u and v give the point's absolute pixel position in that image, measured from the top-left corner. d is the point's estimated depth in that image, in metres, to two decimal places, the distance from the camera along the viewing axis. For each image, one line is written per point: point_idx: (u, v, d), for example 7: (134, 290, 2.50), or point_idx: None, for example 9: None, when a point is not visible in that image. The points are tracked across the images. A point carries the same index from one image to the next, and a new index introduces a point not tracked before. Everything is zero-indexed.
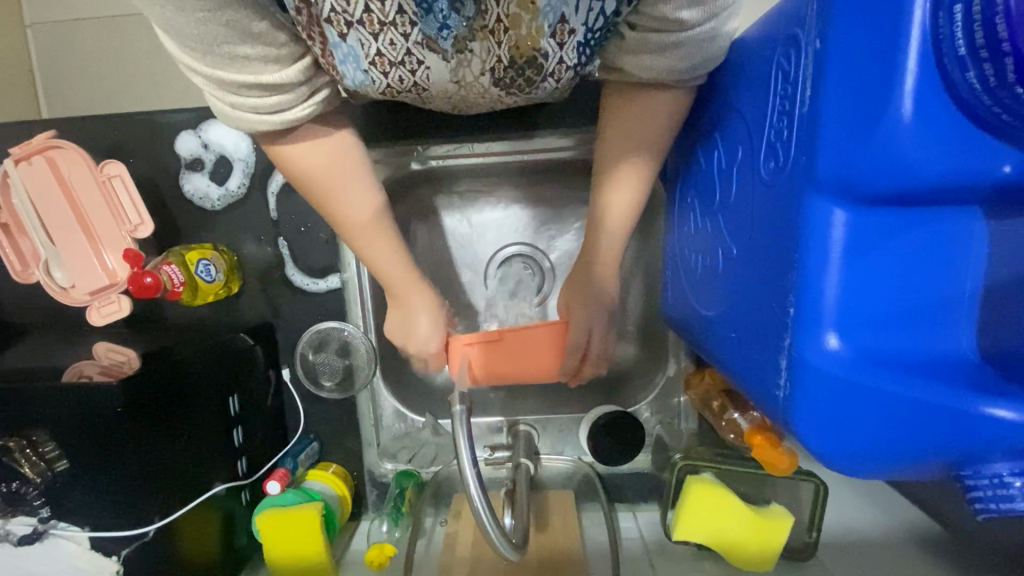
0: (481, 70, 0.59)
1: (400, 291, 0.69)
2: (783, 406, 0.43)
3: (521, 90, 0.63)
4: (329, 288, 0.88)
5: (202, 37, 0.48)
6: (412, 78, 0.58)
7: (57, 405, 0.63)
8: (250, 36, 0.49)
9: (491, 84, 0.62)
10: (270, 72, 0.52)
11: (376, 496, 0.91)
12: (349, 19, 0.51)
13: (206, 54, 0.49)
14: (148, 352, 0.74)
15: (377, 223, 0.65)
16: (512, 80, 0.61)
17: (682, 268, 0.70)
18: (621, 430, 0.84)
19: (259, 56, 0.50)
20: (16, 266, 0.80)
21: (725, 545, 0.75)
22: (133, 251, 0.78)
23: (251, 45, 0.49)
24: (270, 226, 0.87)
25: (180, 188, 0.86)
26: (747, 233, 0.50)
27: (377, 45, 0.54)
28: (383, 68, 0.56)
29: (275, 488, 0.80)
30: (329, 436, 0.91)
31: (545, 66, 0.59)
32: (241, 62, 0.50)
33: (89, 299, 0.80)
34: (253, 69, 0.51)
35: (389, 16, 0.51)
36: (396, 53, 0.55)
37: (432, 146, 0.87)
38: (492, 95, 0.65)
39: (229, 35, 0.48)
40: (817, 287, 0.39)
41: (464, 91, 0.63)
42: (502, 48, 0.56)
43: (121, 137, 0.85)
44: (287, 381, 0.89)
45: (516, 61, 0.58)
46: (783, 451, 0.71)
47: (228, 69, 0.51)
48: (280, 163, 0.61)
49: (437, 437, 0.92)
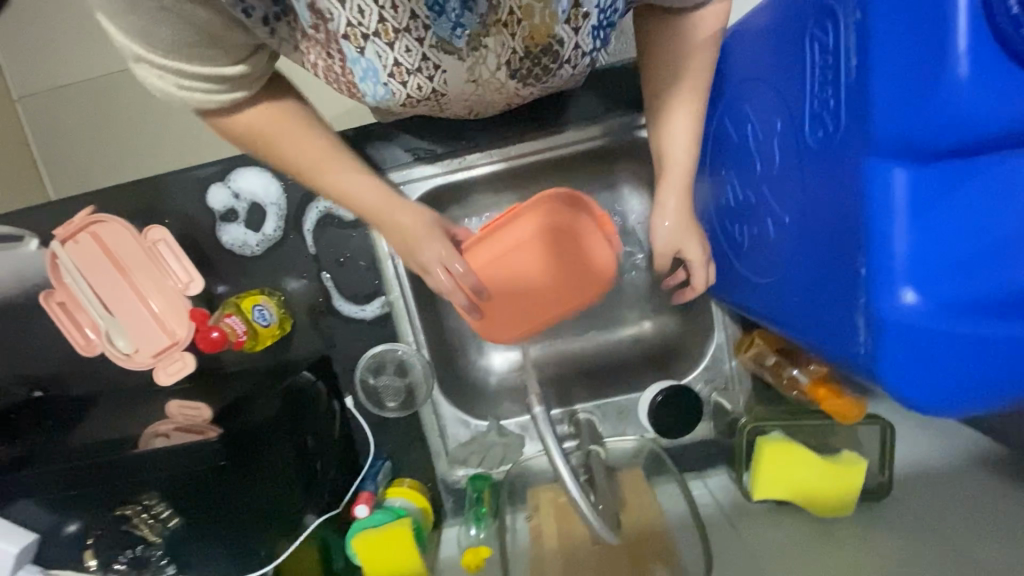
0: (498, 64, 0.66)
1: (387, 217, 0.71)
2: (865, 360, 0.45)
3: (537, 77, 0.71)
4: (374, 314, 0.91)
5: (171, 40, 0.50)
6: (429, 83, 0.64)
7: (161, 470, 0.68)
8: (216, 41, 0.52)
9: (507, 77, 0.69)
10: (230, 68, 0.55)
11: (453, 502, 0.96)
12: (365, 33, 0.55)
13: (170, 53, 0.51)
14: (221, 411, 0.79)
15: (332, 165, 0.67)
16: (529, 69, 0.69)
17: (726, 240, 0.71)
18: (678, 403, 0.88)
19: (221, 54, 0.53)
20: (79, 340, 0.82)
21: (803, 496, 0.78)
22: (198, 311, 0.83)
23: (214, 48, 0.52)
24: (311, 263, 0.89)
25: (217, 240, 0.87)
26: (800, 200, 0.51)
27: (394, 54, 0.58)
28: (401, 77, 0.61)
29: (363, 511, 0.83)
30: (400, 452, 0.95)
31: (560, 52, 0.67)
32: (203, 62, 0.53)
33: (154, 361, 0.83)
34: (214, 65, 0.54)
35: (403, 23, 0.54)
36: (413, 60, 0.59)
37: (453, 159, 0.90)
38: (510, 89, 0.73)
39: (196, 39, 0.51)
40: (886, 245, 0.41)
41: (481, 88, 0.71)
42: (517, 39, 0.62)
43: (149, 200, 0.86)
44: (353, 408, 0.93)
45: (532, 50, 0.65)
46: (847, 399, 0.75)
47: (188, 65, 0.53)
48: (229, 135, 0.63)
49: (504, 437, 0.95)
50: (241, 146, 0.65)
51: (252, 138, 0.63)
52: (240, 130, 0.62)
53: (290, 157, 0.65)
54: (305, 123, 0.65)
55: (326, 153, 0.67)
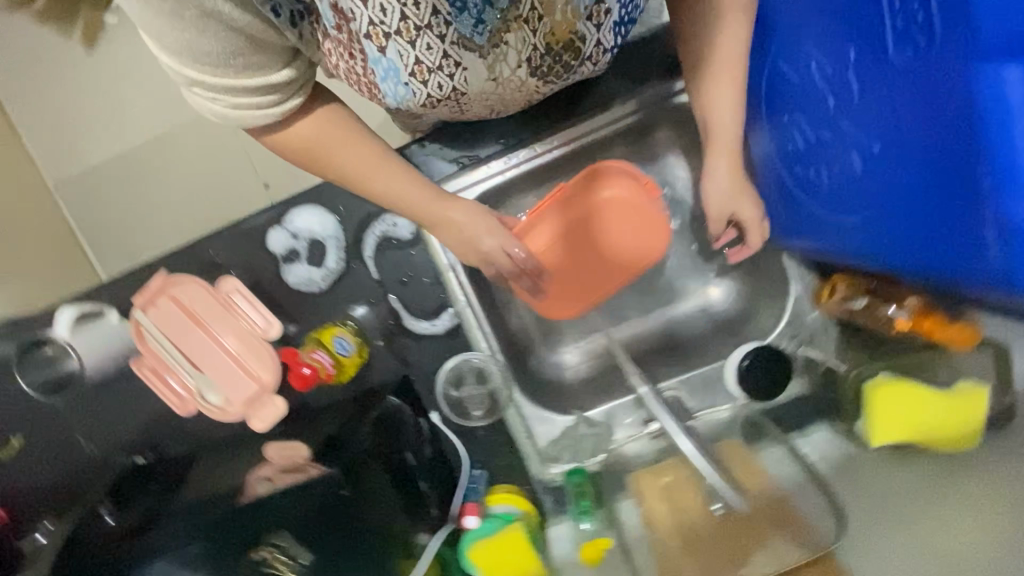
0: (519, 62, 0.70)
1: (435, 216, 0.77)
2: (1000, 273, 0.51)
3: (558, 75, 0.76)
4: (445, 326, 0.92)
5: (219, 52, 0.54)
6: (450, 81, 0.68)
7: (295, 506, 0.70)
8: (258, 47, 0.56)
9: (527, 75, 0.73)
10: (276, 74, 0.59)
11: (553, 501, 0.93)
12: (387, 32, 0.60)
13: (219, 67, 0.55)
14: (321, 450, 0.80)
15: (382, 172, 0.73)
16: (551, 67, 0.74)
17: (798, 184, 0.72)
18: (767, 362, 0.87)
19: (265, 62, 0.57)
20: (174, 400, 0.84)
21: (932, 434, 0.72)
22: (288, 348, 0.87)
23: (258, 55, 0.56)
24: (376, 287, 0.90)
25: (283, 280, 0.89)
26: (913, 126, 0.56)
27: (415, 53, 0.63)
28: (422, 76, 0.66)
29: (473, 520, 0.85)
30: (491, 460, 0.95)
31: (581, 49, 0.73)
32: (251, 71, 0.57)
33: (247, 409, 0.84)
34: (261, 73, 0.58)
35: (425, 20, 0.59)
36: (434, 57, 0.64)
37: (498, 158, 0.89)
38: (530, 88, 0.77)
39: (241, 48, 0.54)
40: (1010, 145, 0.48)
41: (501, 88, 0.74)
42: (538, 36, 0.68)
43: (212, 255, 0.88)
44: (440, 426, 0.93)
45: (553, 48, 0.71)
46: (956, 326, 0.71)
47: (238, 78, 0.57)
48: (280, 147, 0.68)
49: (593, 428, 0.95)
50: (291, 157, 0.70)
51: (307, 151, 0.69)
52: (288, 140, 0.67)
53: (341, 165, 0.70)
54: (354, 132, 0.70)
55: (372, 159, 0.72)
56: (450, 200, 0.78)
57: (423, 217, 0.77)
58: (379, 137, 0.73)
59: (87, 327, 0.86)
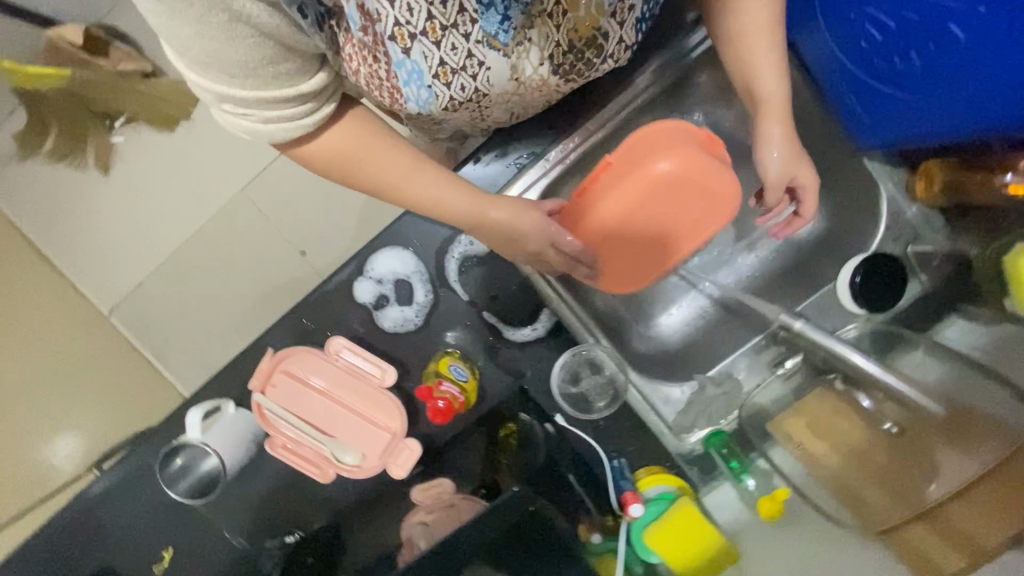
0: (541, 60, 0.68)
1: (477, 213, 0.73)
2: None
3: (580, 74, 0.74)
4: (545, 327, 0.91)
5: (250, 62, 0.52)
6: (472, 82, 0.67)
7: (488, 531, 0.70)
8: (289, 55, 0.54)
9: (549, 74, 0.71)
10: (306, 83, 0.58)
11: (700, 471, 0.90)
12: (412, 32, 0.59)
13: (249, 76, 0.54)
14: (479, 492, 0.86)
15: (414, 173, 0.70)
16: (571, 65, 0.71)
17: (867, 70, 0.71)
18: (881, 271, 0.85)
19: (295, 70, 0.56)
20: (313, 471, 0.85)
21: None
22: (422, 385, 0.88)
23: (288, 63, 0.55)
24: (469, 308, 0.90)
25: (379, 327, 0.89)
26: None
27: (440, 53, 0.62)
28: (445, 78, 0.65)
29: (638, 509, 0.82)
30: (626, 445, 0.93)
31: (603, 46, 0.71)
32: (281, 81, 0.55)
33: (384, 460, 0.85)
34: (291, 83, 0.56)
35: (451, 20, 0.59)
36: (458, 58, 0.63)
37: (557, 148, 0.86)
38: (552, 87, 0.74)
39: (272, 56, 0.53)
40: None
41: (522, 88, 0.72)
42: (561, 32, 0.66)
43: (307, 322, 0.89)
44: (567, 426, 0.92)
45: (576, 45, 0.69)
46: None
47: (269, 87, 0.55)
48: (311, 163, 0.67)
49: (722, 387, 0.92)
50: (323, 173, 0.69)
51: (334, 161, 0.67)
52: (319, 153, 0.66)
53: (373, 171, 0.68)
54: (385, 137, 0.68)
55: (404, 163, 0.69)
56: (488, 198, 0.73)
57: (462, 218, 0.73)
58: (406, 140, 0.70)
59: (213, 425, 0.87)
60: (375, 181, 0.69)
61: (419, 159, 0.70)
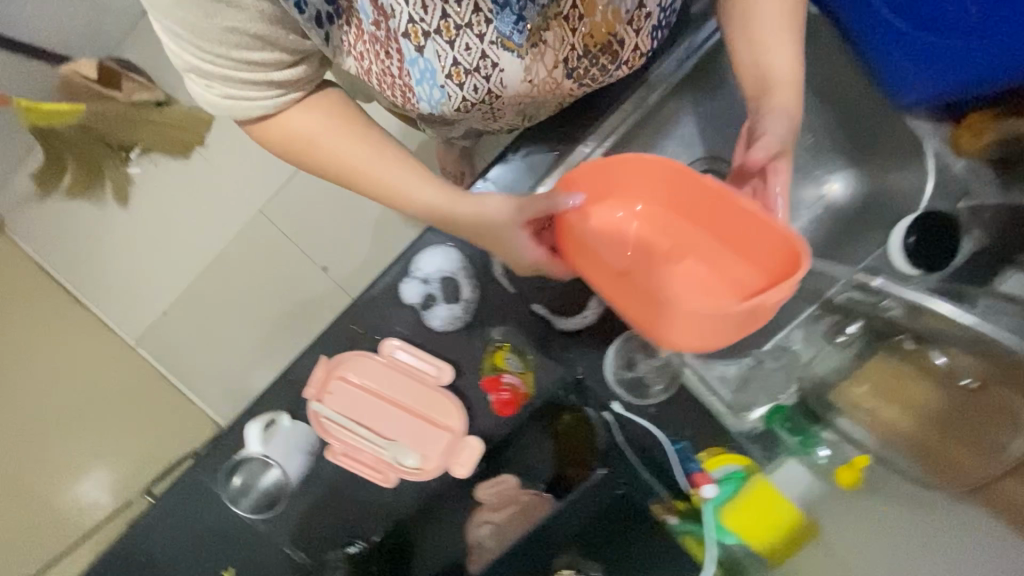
0: (555, 63, 0.68)
1: (445, 205, 0.74)
2: None
3: (596, 78, 0.73)
4: (596, 314, 0.87)
5: (223, 41, 0.56)
6: (485, 83, 0.67)
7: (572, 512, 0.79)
8: (267, 45, 0.58)
9: (564, 78, 0.70)
10: (279, 72, 0.61)
11: (764, 450, 0.87)
12: (427, 31, 0.60)
13: (221, 56, 0.57)
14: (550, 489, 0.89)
15: (379, 164, 0.71)
16: (588, 70, 0.71)
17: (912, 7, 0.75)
18: (935, 233, 0.82)
19: (272, 60, 0.60)
20: (375, 475, 0.87)
21: None
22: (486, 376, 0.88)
23: (264, 53, 0.58)
24: (516, 301, 0.88)
25: (427, 327, 0.87)
26: None
27: (455, 53, 0.63)
28: (459, 78, 0.66)
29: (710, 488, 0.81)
30: None
31: (617, 51, 0.71)
32: (254, 66, 0.59)
33: (445, 459, 0.87)
34: (263, 70, 0.60)
35: (466, 19, 0.60)
36: (472, 58, 0.64)
37: (601, 132, 0.82)
38: (566, 91, 0.73)
39: (248, 43, 0.57)
40: None
41: (536, 91, 0.71)
42: (577, 35, 0.66)
43: (354, 328, 0.88)
44: (624, 416, 0.86)
45: (591, 49, 0.69)
46: None
47: (239, 71, 0.59)
48: (275, 139, 0.69)
49: (780, 360, 0.91)
50: (285, 149, 0.70)
51: (296, 142, 0.69)
52: (285, 130, 0.68)
53: (339, 158, 0.70)
54: (353, 126, 0.70)
55: (370, 153, 0.70)
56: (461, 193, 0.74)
57: (426, 212, 0.74)
58: (377, 129, 0.72)
59: (272, 437, 0.87)
60: (338, 166, 0.70)
61: (388, 150, 0.72)
